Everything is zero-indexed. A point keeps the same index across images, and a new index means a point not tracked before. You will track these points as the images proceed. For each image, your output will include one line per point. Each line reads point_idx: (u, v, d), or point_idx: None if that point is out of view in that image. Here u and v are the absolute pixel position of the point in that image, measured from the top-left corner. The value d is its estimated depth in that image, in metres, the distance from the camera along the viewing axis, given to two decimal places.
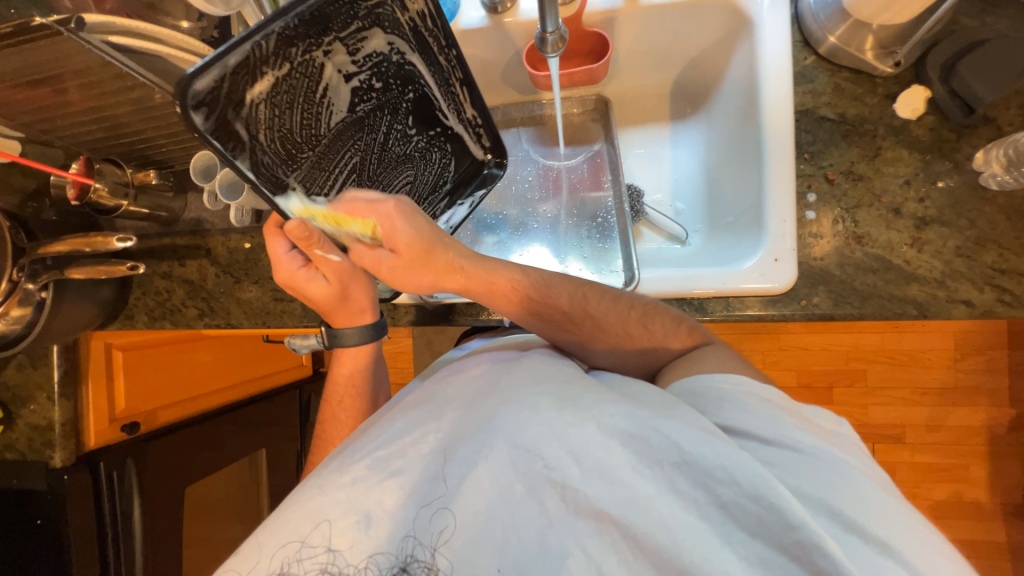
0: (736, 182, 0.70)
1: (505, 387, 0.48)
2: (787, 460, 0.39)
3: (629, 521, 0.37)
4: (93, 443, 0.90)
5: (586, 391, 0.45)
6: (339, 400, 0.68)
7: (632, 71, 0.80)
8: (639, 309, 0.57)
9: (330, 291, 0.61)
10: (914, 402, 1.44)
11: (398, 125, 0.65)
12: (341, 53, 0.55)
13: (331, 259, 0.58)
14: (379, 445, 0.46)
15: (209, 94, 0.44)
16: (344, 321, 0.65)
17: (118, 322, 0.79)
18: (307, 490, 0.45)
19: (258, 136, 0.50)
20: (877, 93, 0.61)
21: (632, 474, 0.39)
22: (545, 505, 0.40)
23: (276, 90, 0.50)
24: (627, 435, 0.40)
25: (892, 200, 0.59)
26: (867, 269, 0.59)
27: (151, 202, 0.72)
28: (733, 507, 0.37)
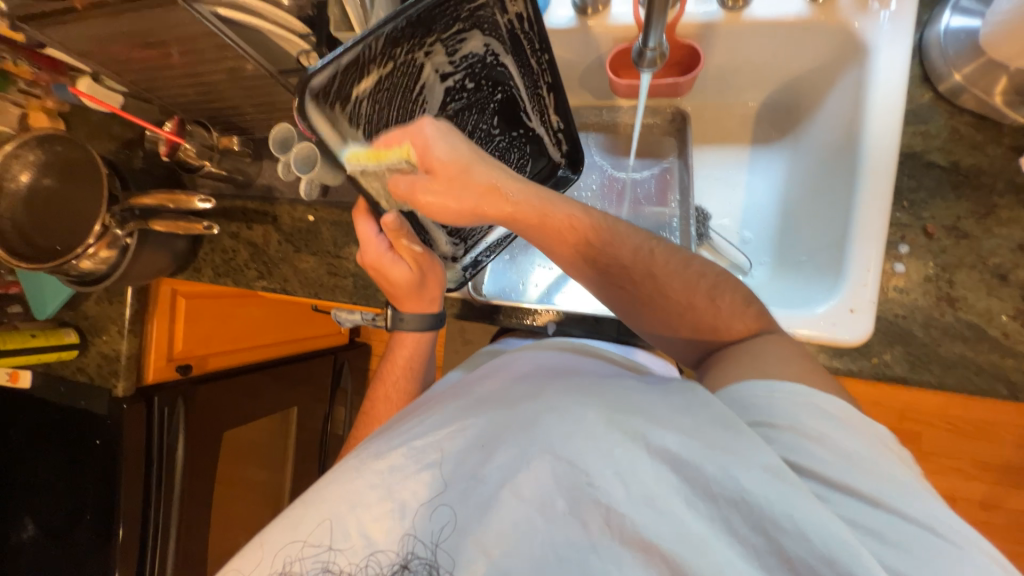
0: (816, 219, 0.65)
1: (546, 395, 0.47)
2: (866, 517, 0.35)
3: (680, 558, 0.35)
4: (150, 378, 0.98)
5: (635, 407, 0.43)
6: (394, 380, 0.70)
7: (719, 87, 0.76)
8: (710, 278, 0.53)
9: (409, 277, 0.63)
10: (970, 475, 1.32)
11: (483, 124, 0.67)
12: (440, 49, 0.57)
13: (414, 248, 0.61)
14: (417, 438, 0.48)
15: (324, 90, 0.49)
16: (411, 308, 0.67)
17: (186, 273, 0.84)
18: (345, 473, 0.48)
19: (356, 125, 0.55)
20: (1001, 144, 0.55)
21: (684, 506, 0.37)
22: (588, 525, 0.39)
23: (379, 87, 0.55)
24: (677, 461, 0.38)
25: (1000, 264, 0.53)
26: (956, 336, 0.53)
27: (231, 165, 0.78)
28: (799, 564, 0.34)
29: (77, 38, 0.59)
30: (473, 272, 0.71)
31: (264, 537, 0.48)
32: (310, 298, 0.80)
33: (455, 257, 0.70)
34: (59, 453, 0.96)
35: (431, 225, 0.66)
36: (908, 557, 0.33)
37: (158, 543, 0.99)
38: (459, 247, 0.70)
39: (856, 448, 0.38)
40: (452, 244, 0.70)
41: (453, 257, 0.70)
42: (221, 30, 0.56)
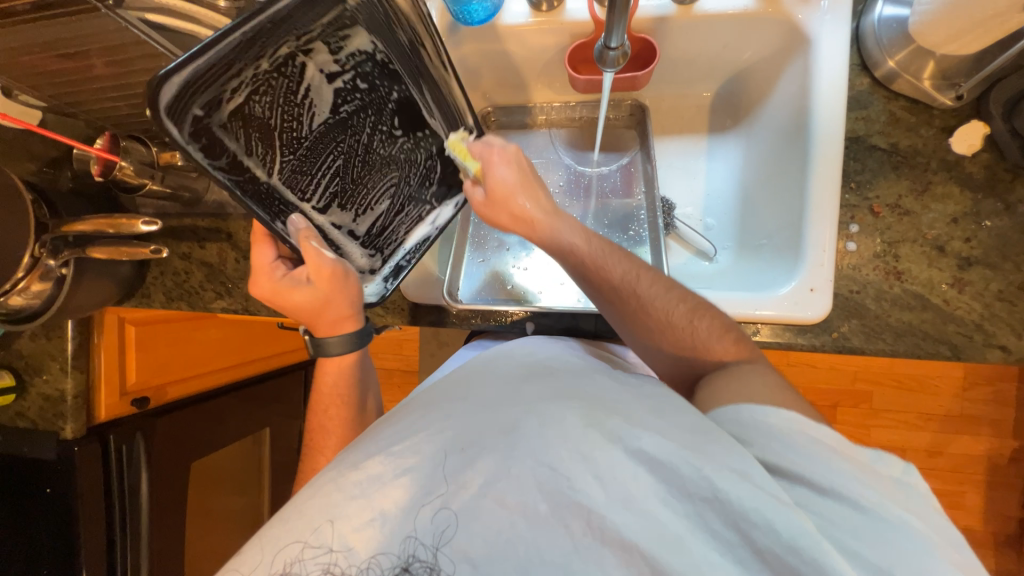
0: (772, 203, 0.68)
1: (525, 397, 0.47)
2: (832, 513, 0.38)
3: (658, 556, 0.37)
4: (103, 416, 0.90)
5: (613, 409, 0.44)
6: (325, 407, 0.68)
7: (676, 79, 0.77)
8: (688, 304, 0.55)
9: (313, 294, 0.60)
10: (915, 427, 1.44)
11: (382, 126, 0.66)
12: (323, 49, 0.57)
13: (318, 259, 0.58)
14: (396, 445, 0.46)
15: (177, 102, 0.47)
16: (327, 330, 0.64)
17: (134, 300, 0.78)
18: (324, 483, 0.46)
19: (232, 139, 0.53)
20: (933, 125, 0.59)
21: (663, 508, 0.39)
22: (570, 527, 0.40)
23: (253, 86, 0.53)
24: (655, 464, 0.40)
25: (938, 237, 0.57)
26: (904, 306, 0.58)
27: (175, 182, 0.71)
28: (769, 555, 0.37)
29: None
30: (395, 282, 0.68)
31: (236, 555, 0.46)
32: (275, 317, 0.76)
33: (374, 269, 0.69)
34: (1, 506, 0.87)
35: (343, 238, 0.66)
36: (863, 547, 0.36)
37: None
38: (377, 257, 0.69)
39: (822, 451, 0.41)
40: (369, 256, 0.68)
41: (372, 270, 0.69)
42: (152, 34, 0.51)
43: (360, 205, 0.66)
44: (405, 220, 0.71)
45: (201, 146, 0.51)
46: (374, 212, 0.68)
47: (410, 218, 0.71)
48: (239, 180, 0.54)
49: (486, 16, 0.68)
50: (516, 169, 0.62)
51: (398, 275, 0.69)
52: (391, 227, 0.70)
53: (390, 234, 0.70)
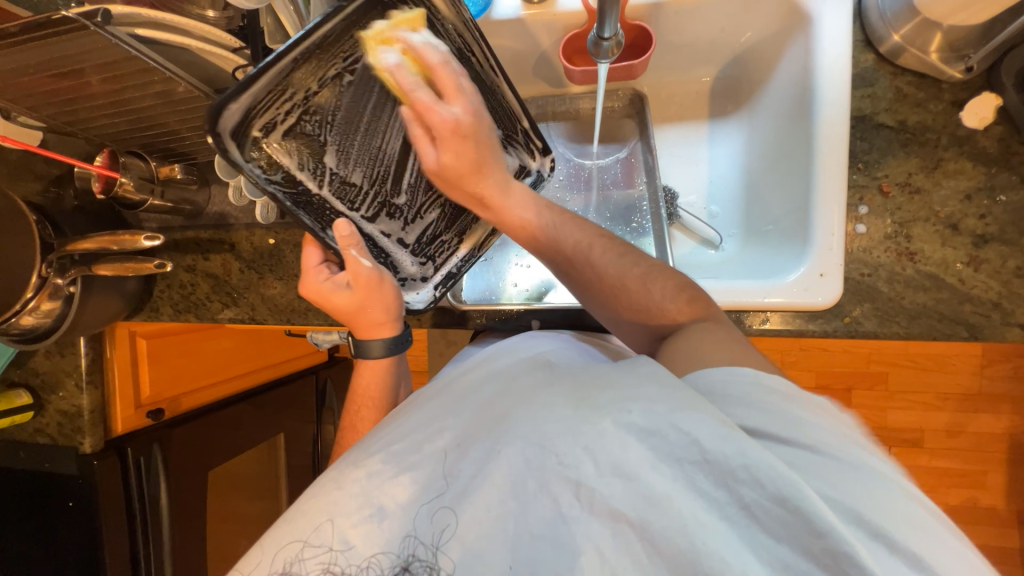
0: (777, 188, 0.67)
1: (519, 388, 0.48)
2: (811, 463, 0.35)
3: (648, 522, 0.35)
4: (120, 429, 0.92)
5: (602, 386, 0.43)
6: (357, 410, 0.68)
7: (673, 65, 0.76)
8: (642, 267, 0.55)
9: (350, 298, 0.62)
10: (934, 407, 1.42)
11: None
12: (372, 65, 0.59)
13: (357, 265, 0.60)
14: (395, 442, 0.48)
15: (238, 125, 0.53)
16: (365, 333, 0.65)
17: (143, 314, 0.79)
18: (326, 483, 0.47)
19: (284, 158, 0.58)
20: (942, 99, 0.57)
21: (651, 472, 0.36)
22: (558, 500, 0.39)
23: (306, 104, 0.57)
24: (643, 430, 0.38)
25: (951, 215, 0.56)
26: (918, 287, 0.56)
27: (176, 196, 0.71)
28: (756, 509, 0.34)
29: None
30: (444, 290, 0.69)
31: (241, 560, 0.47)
32: (283, 325, 0.76)
33: (426, 278, 0.70)
34: (27, 521, 0.89)
35: (392, 246, 0.68)
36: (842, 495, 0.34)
37: None
38: (427, 266, 0.70)
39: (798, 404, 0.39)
40: (419, 263, 0.70)
41: (423, 278, 0.70)
42: (142, 51, 0.51)
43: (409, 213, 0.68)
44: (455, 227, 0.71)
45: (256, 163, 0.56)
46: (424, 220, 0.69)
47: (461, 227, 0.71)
48: (291, 193, 0.59)
49: (476, 12, 0.67)
50: (465, 131, 0.56)
51: (449, 282, 0.69)
52: (442, 235, 0.70)
53: (441, 240, 0.70)
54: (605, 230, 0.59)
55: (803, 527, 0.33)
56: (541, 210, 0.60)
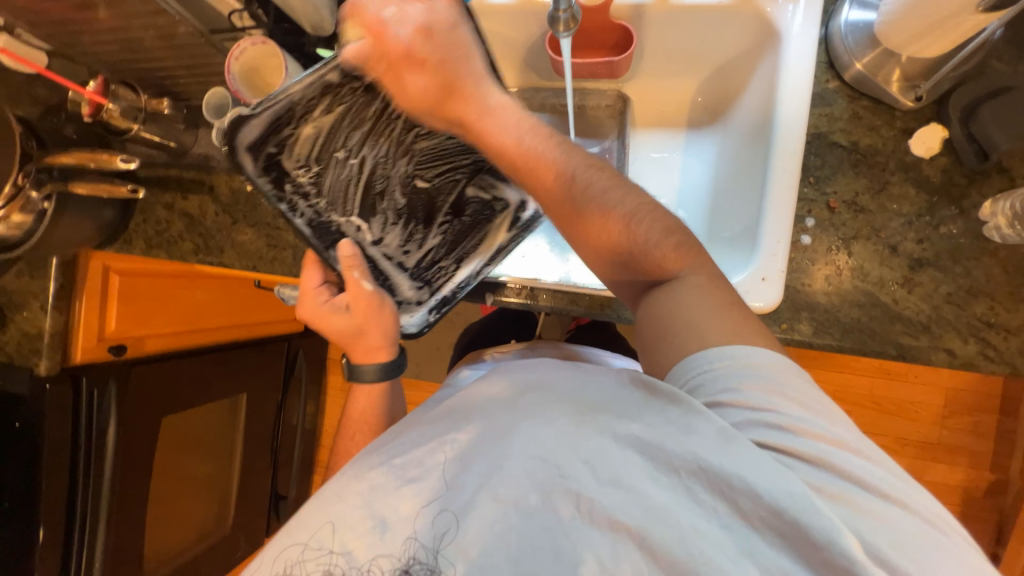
0: (738, 198, 0.69)
1: (521, 405, 0.46)
2: (811, 479, 0.38)
3: (647, 534, 0.38)
4: (79, 357, 0.93)
5: (602, 403, 0.44)
6: (352, 433, 0.72)
7: (656, 72, 0.78)
8: (630, 206, 0.53)
9: (350, 322, 0.67)
10: (891, 451, 1.43)
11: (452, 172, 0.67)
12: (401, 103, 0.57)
13: (359, 288, 0.65)
14: (395, 456, 0.49)
15: (257, 144, 0.52)
16: (361, 357, 0.71)
17: (116, 245, 0.82)
18: (330, 495, 0.49)
19: (297, 175, 0.58)
20: (894, 126, 0.59)
21: (648, 482, 0.40)
22: (561, 511, 0.42)
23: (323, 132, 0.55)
24: (641, 444, 0.41)
25: (891, 237, 0.58)
26: (854, 303, 0.58)
27: (160, 129, 0.72)
28: (753, 518, 0.37)
29: None
30: (438, 313, 0.72)
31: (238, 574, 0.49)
32: (249, 271, 0.78)
33: (421, 301, 0.73)
34: None
35: (391, 269, 0.71)
36: (833, 504, 0.37)
37: (87, 530, 0.94)
38: (424, 290, 0.73)
39: (797, 409, 0.41)
40: (416, 287, 0.72)
41: (418, 301, 0.73)
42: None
43: (412, 237, 0.70)
44: (452, 257, 0.71)
45: (269, 178, 0.56)
46: (425, 248, 0.71)
47: (458, 255, 0.71)
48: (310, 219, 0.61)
49: None
50: (430, 57, 0.53)
51: (442, 307, 0.72)
52: (441, 261, 0.72)
53: (441, 267, 0.72)
54: (595, 159, 0.56)
55: (801, 537, 0.36)
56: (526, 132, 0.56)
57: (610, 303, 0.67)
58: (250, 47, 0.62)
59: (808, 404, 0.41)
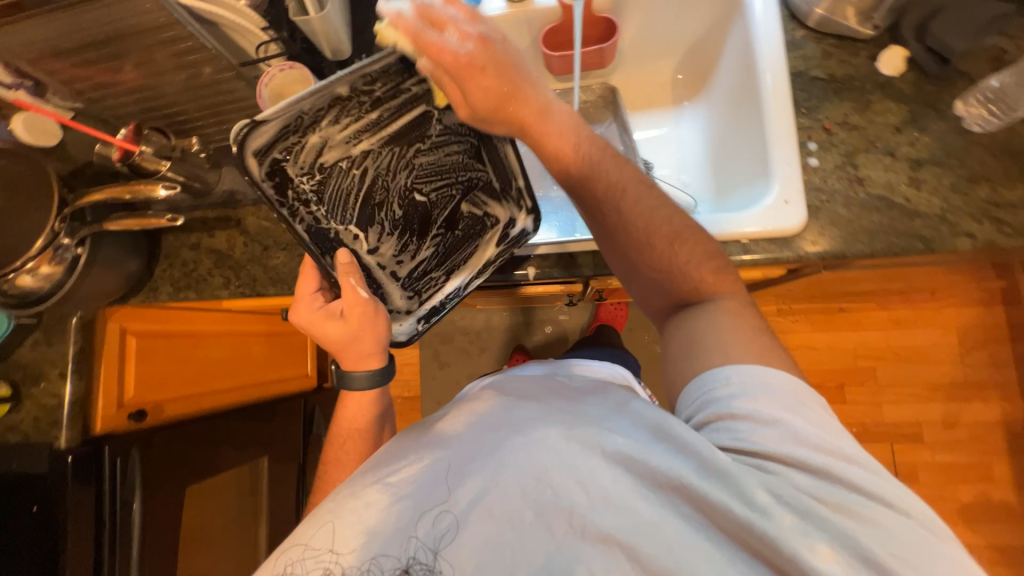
0: (738, 146, 0.75)
1: (511, 422, 0.51)
2: (785, 487, 0.42)
3: (635, 545, 0.42)
4: (99, 428, 0.87)
5: (590, 422, 0.49)
6: (342, 440, 0.67)
7: (637, 60, 0.88)
8: (675, 224, 0.59)
9: (344, 329, 0.61)
10: (925, 399, 1.43)
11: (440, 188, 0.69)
12: (402, 124, 0.64)
13: (355, 296, 0.61)
14: (392, 474, 0.50)
15: (266, 147, 0.55)
16: (351, 365, 0.65)
17: (141, 294, 0.80)
18: (326, 509, 0.50)
19: (299, 182, 0.60)
20: (860, 56, 0.68)
21: (637, 498, 0.43)
22: (554, 530, 0.45)
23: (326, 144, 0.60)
24: (630, 463, 0.45)
25: (887, 145, 0.64)
26: (872, 208, 0.63)
27: (188, 171, 0.72)
28: (732, 528, 0.42)
29: (28, 44, 0.60)
30: (427, 325, 0.70)
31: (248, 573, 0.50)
32: (284, 296, 0.78)
33: (411, 310, 0.70)
34: None
35: (385, 278, 0.69)
36: (806, 512, 0.41)
37: None
38: (414, 300, 0.70)
39: (775, 432, 0.45)
40: (407, 297, 0.70)
41: (408, 310, 0.70)
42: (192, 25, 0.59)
43: (404, 246, 0.69)
44: (447, 267, 0.71)
45: (273, 184, 0.57)
46: (416, 259, 0.69)
47: (450, 266, 0.71)
48: (309, 219, 0.62)
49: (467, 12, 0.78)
50: (484, 65, 0.56)
51: (432, 317, 0.70)
52: (432, 273, 0.70)
53: (430, 278, 0.70)
54: (644, 178, 0.63)
55: (771, 543, 0.40)
56: (582, 139, 0.63)
57: None
58: (278, 72, 0.66)
59: (783, 425, 0.46)
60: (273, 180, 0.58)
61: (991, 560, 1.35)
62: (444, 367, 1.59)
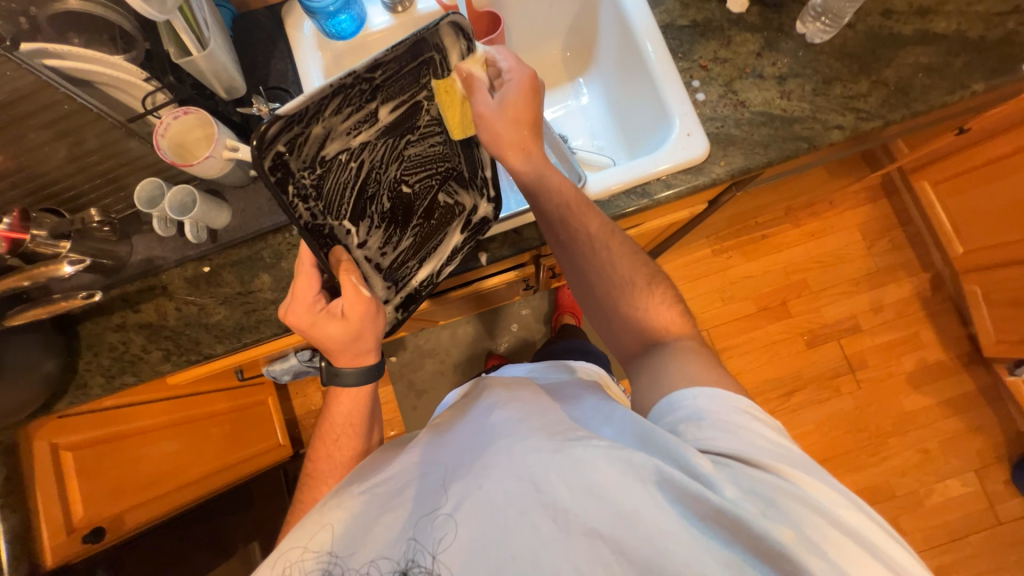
0: (635, 100, 0.82)
1: (492, 426, 0.52)
2: (755, 481, 0.42)
3: (615, 536, 0.40)
4: (52, 562, 0.77)
5: (571, 422, 0.50)
6: (335, 439, 0.64)
7: (527, 47, 0.94)
8: (648, 273, 0.63)
9: (346, 328, 0.60)
10: (852, 293, 1.60)
11: (424, 180, 0.63)
12: (396, 113, 0.55)
13: (362, 292, 0.59)
14: (378, 484, 0.54)
15: (274, 137, 0.45)
16: (347, 363, 0.63)
17: (68, 395, 0.72)
18: (325, 505, 0.53)
19: (300, 177, 0.50)
20: (712, 0, 0.77)
21: (617, 491, 0.42)
22: (537, 526, 0.43)
23: (329, 134, 0.50)
24: (610, 456, 0.44)
25: (754, 69, 0.73)
26: (758, 123, 0.71)
27: (95, 247, 0.68)
28: (710, 516, 0.40)
29: None
30: (406, 312, 0.71)
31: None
32: (236, 351, 0.73)
33: (389, 300, 0.68)
34: None
35: (371, 272, 0.64)
36: (775, 505, 0.41)
37: None
38: (392, 288, 0.68)
39: (745, 438, 0.46)
40: (387, 287, 0.67)
41: (386, 300, 0.67)
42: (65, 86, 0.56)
43: (387, 237, 0.63)
44: (421, 254, 0.68)
45: (275, 180, 0.48)
46: (399, 249, 0.65)
47: (423, 252, 0.69)
48: (306, 220, 0.53)
49: (355, 30, 0.79)
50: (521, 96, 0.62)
51: (408, 305, 0.70)
52: (407, 262, 0.68)
53: (406, 267, 0.68)
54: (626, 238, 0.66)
55: (742, 527, 0.39)
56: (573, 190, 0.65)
57: None
58: (173, 121, 0.63)
59: (749, 431, 0.47)
60: (273, 176, 0.47)
61: (944, 414, 1.52)
62: (423, 394, 1.56)
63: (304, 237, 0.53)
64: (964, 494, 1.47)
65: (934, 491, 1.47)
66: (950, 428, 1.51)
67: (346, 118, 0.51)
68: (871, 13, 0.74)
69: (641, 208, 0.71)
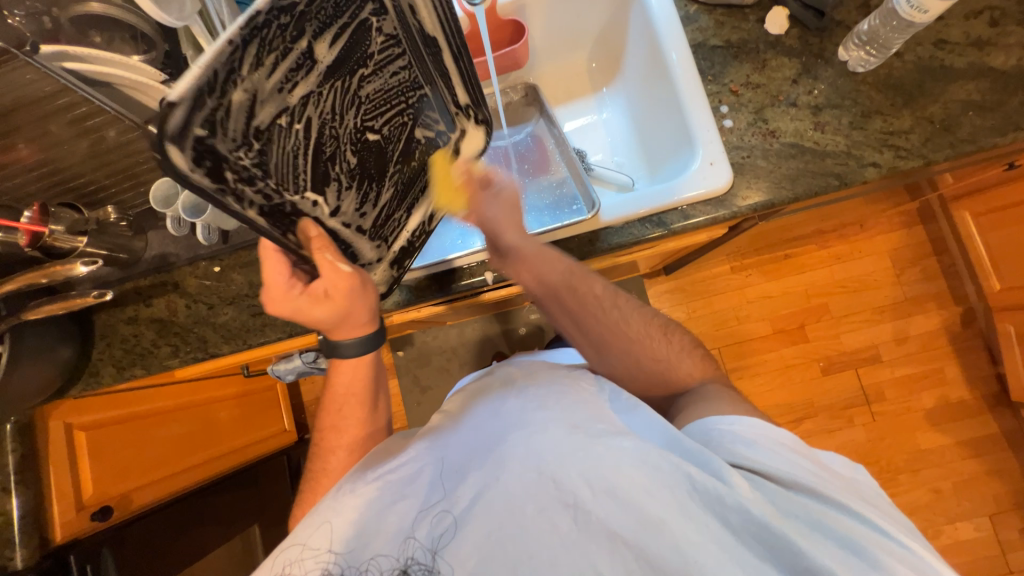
0: (659, 120, 0.79)
1: (509, 413, 0.52)
2: (795, 501, 0.44)
3: (640, 539, 0.43)
4: (61, 537, 0.80)
5: (596, 417, 0.50)
6: (338, 409, 0.63)
7: (551, 56, 0.91)
8: (659, 321, 0.65)
9: (332, 309, 0.56)
10: (876, 321, 1.54)
11: (395, 119, 0.57)
12: (340, 45, 0.47)
13: (342, 268, 0.55)
14: (390, 471, 0.51)
15: (185, 126, 0.38)
16: (344, 335, 0.61)
17: (81, 383, 0.74)
18: (330, 498, 0.50)
19: (237, 159, 0.44)
20: (750, 20, 0.73)
21: (643, 497, 0.44)
22: (557, 522, 0.45)
23: (256, 97, 0.43)
24: (637, 459, 0.46)
25: (787, 97, 0.70)
26: (788, 156, 0.67)
27: (112, 241, 0.69)
28: (740, 531, 0.43)
29: None
30: (401, 269, 0.67)
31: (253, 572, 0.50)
32: (240, 351, 0.74)
33: (382, 257, 0.64)
34: None
35: (353, 236, 0.59)
36: (811, 524, 0.43)
37: None
38: (383, 247, 0.64)
39: (786, 460, 0.47)
40: (376, 247, 0.63)
41: (376, 259, 0.64)
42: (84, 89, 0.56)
43: (364, 195, 0.57)
44: (408, 203, 0.64)
45: (205, 172, 0.42)
46: (380, 205, 0.60)
47: (412, 201, 0.64)
48: (265, 205, 0.48)
49: None
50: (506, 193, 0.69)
51: (404, 260, 0.66)
52: (395, 214, 0.63)
53: (395, 221, 0.63)
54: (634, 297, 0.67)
55: (773, 546, 0.42)
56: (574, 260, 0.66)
57: (597, 237, 0.69)
58: None
59: (787, 454, 0.48)
60: (209, 181, 0.42)
61: (962, 455, 1.46)
62: (427, 391, 1.57)
63: (266, 233, 0.49)
64: (975, 539, 1.42)
65: (943, 532, 1.42)
66: (967, 470, 1.45)
67: (269, 67, 0.43)
68: (922, 42, 0.69)
69: (656, 237, 0.68)
